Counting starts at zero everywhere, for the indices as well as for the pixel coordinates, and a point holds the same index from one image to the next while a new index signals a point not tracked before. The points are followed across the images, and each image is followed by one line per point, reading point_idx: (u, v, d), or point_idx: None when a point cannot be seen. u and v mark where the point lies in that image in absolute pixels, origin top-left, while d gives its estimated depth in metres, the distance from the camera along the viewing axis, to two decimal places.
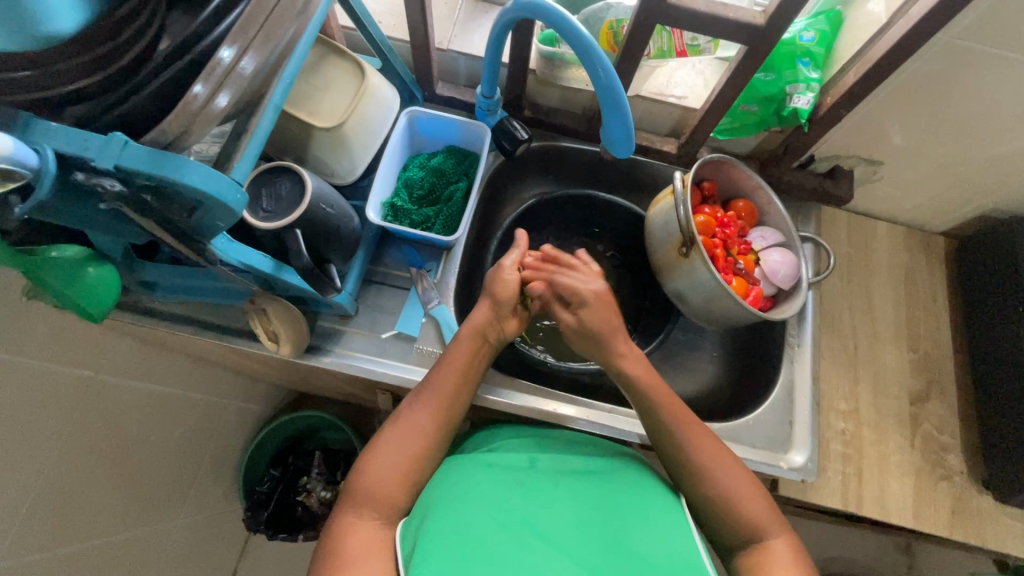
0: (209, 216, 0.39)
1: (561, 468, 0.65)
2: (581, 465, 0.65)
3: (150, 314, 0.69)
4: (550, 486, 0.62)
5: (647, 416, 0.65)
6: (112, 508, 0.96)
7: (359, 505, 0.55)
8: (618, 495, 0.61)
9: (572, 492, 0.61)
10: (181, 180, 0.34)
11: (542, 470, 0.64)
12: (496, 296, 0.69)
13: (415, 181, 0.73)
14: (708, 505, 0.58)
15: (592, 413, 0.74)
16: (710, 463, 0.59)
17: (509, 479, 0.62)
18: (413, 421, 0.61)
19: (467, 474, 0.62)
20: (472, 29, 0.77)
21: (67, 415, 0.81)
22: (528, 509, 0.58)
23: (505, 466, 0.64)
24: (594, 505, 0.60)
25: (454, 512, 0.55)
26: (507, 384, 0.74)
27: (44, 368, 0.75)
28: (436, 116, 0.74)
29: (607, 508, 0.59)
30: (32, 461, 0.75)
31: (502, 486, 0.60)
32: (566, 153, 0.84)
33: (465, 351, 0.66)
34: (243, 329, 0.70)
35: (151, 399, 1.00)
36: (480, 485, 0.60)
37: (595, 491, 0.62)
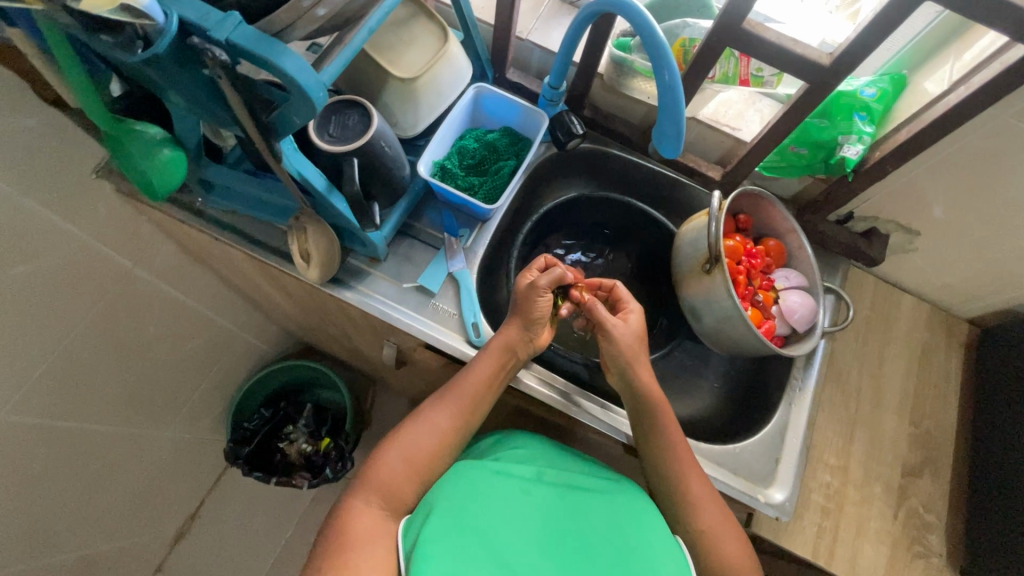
0: (294, 109, 0.43)
1: (566, 482, 0.66)
2: (588, 484, 0.66)
3: (199, 216, 0.73)
4: (552, 500, 0.63)
5: (646, 434, 0.67)
6: (113, 400, 1.01)
7: (370, 492, 0.58)
8: (618, 514, 0.61)
9: (576, 508, 0.62)
10: (278, 64, 0.38)
11: (547, 485, 0.65)
12: (527, 316, 0.68)
13: (468, 150, 0.77)
14: (694, 533, 0.61)
15: (586, 403, 0.74)
16: (694, 501, 0.62)
17: (515, 487, 0.63)
18: (433, 423, 0.64)
19: (475, 474, 0.64)
20: (553, 25, 0.82)
21: (99, 294, 0.86)
22: (526, 519, 0.60)
23: (512, 474, 0.66)
24: (592, 528, 0.59)
25: (455, 507, 0.58)
26: None
27: (94, 246, 0.80)
28: (501, 95, 0.78)
29: (605, 521, 0.60)
30: (56, 325, 0.80)
31: (506, 495, 0.62)
32: (611, 159, 0.87)
33: (491, 363, 0.67)
34: (279, 249, 0.73)
35: (175, 306, 1.05)
36: (481, 487, 0.62)
37: (592, 506, 0.62)
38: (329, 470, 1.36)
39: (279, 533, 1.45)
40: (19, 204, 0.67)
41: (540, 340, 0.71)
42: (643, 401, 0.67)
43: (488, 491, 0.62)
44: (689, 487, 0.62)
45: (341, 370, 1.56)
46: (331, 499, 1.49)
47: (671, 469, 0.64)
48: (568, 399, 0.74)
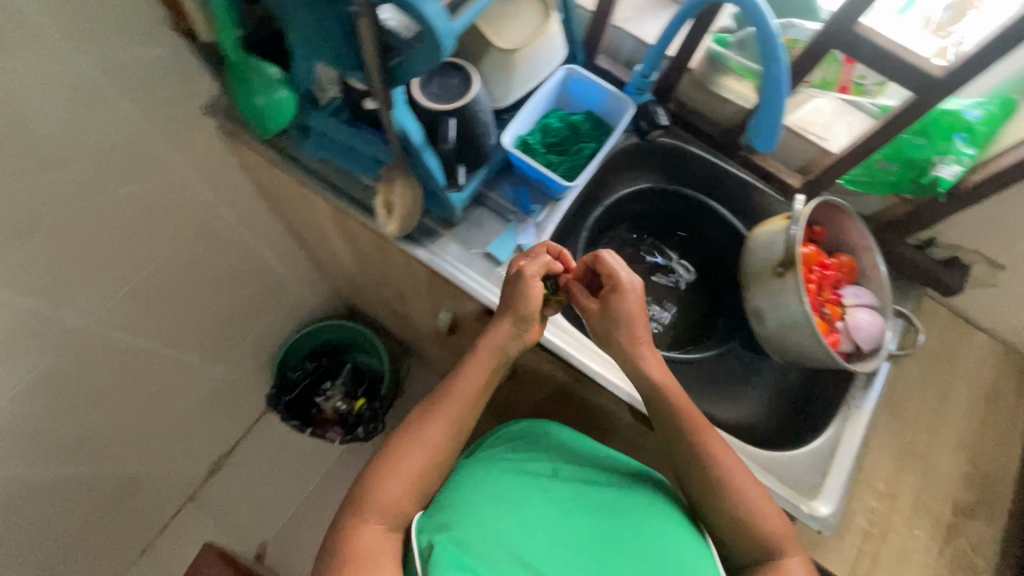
0: (420, 54, 0.45)
1: (582, 478, 0.66)
2: (604, 480, 0.66)
3: (292, 161, 0.78)
4: (571, 497, 0.63)
5: (668, 431, 0.65)
6: (180, 329, 1.07)
7: (372, 510, 0.59)
8: (637, 509, 0.62)
9: (595, 506, 0.62)
10: (420, 8, 0.41)
11: (562, 481, 0.65)
12: (516, 309, 0.66)
13: (552, 129, 0.79)
14: (733, 524, 0.60)
15: (638, 387, 0.74)
16: (733, 486, 0.61)
17: (532, 484, 0.64)
18: (428, 436, 0.63)
19: (491, 474, 0.65)
20: (649, 16, 0.82)
21: (187, 226, 0.91)
22: (542, 516, 0.60)
23: (525, 469, 0.66)
24: (613, 524, 0.60)
25: (474, 507, 0.59)
26: (567, 331, 0.77)
27: (191, 179, 0.86)
28: (591, 80, 0.79)
29: (625, 516, 0.61)
30: (147, 247, 0.86)
31: (523, 489, 0.63)
32: (690, 159, 0.85)
33: (485, 359, 0.67)
34: (360, 201, 0.77)
35: (247, 250, 1.11)
36: (494, 485, 0.63)
37: (613, 503, 0.63)
38: (361, 430, 1.44)
39: (305, 483, 1.51)
40: (138, 127, 0.72)
41: (532, 334, 0.68)
42: (657, 395, 0.65)
43: (504, 488, 0.62)
44: (723, 473, 0.61)
45: (384, 338, 1.61)
46: (358, 458, 1.54)
47: (700, 463, 0.62)
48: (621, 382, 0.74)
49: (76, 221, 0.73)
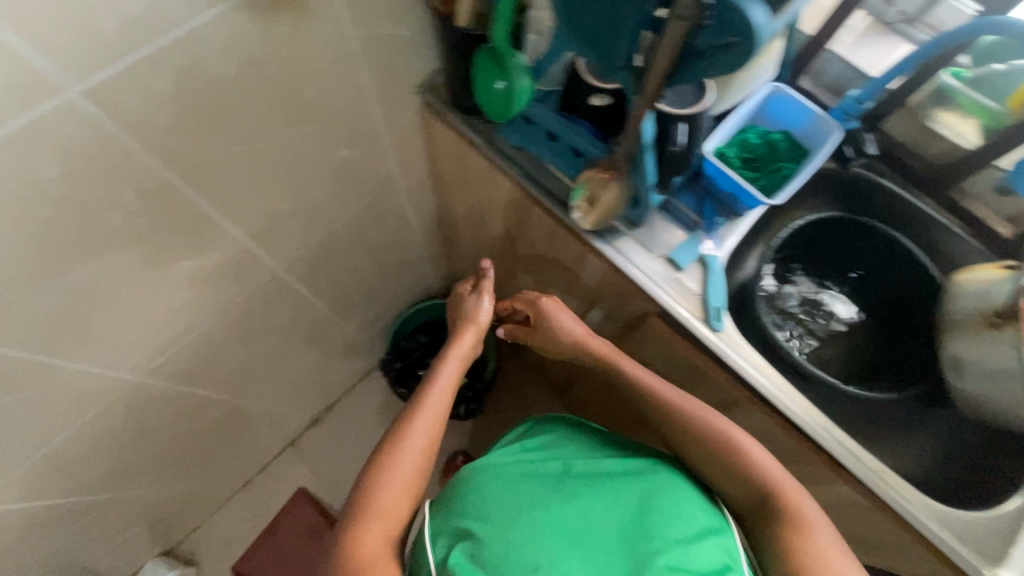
0: (723, 60, 0.46)
1: (594, 471, 0.64)
2: (616, 469, 0.65)
3: (492, 146, 0.82)
4: (585, 490, 0.61)
5: (675, 421, 0.68)
6: (335, 289, 1.16)
7: (375, 518, 0.59)
8: (650, 493, 0.61)
9: (609, 495, 0.60)
10: (748, 13, 0.42)
11: (573, 475, 0.64)
12: (478, 323, 0.80)
13: (750, 145, 0.79)
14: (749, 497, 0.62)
15: (819, 418, 0.71)
16: (755, 469, 0.63)
17: (545, 483, 0.62)
18: (418, 435, 0.65)
19: (502, 475, 0.63)
20: (860, 45, 0.82)
21: (371, 195, 0.99)
22: (558, 506, 0.58)
23: (528, 460, 0.66)
24: (630, 512, 0.59)
25: (490, 510, 0.58)
26: (744, 347, 0.74)
27: (389, 153, 0.93)
28: (797, 101, 0.78)
29: (638, 503, 0.60)
30: (338, 208, 0.94)
31: (533, 489, 0.61)
32: (883, 193, 0.82)
33: (453, 366, 0.75)
34: (551, 191, 0.80)
35: (405, 226, 1.18)
36: (507, 488, 0.61)
37: (627, 491, 0.61)
38: (462, 408, 1.52)
39: None
40: (368, 96, 0.78)
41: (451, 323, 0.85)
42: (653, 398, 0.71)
43: (517, 483, 0.62)
44: (739, 449, 0.64)
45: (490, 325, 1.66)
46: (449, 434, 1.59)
47: (713, 450, 0.65)
48: (798, 408, 0.71)
49: (301, 175, 0.80)
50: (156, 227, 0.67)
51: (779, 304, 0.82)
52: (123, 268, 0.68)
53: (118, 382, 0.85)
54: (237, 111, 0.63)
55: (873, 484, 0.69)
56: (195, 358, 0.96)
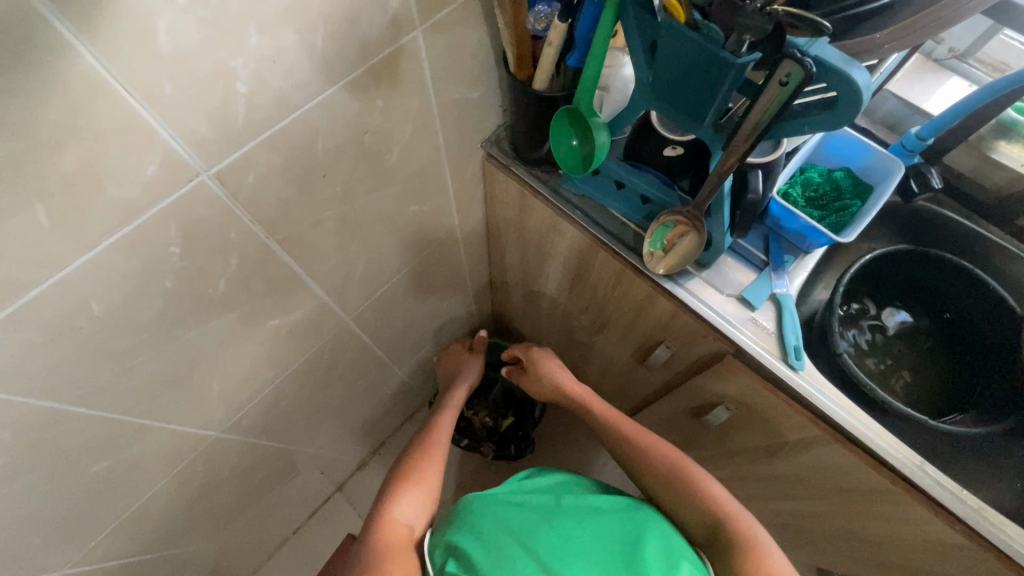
0: (825, 119, 0.48)
1: (583, 505, 0.71)
2: (604, 504, 0.72)
3: (557, 195, 0.85)
4: (575, 523, 0.67)
5: (661, 468, 0.77)
6: (393, 336, 1.18)
7: (393, 547, 0.66)
8: (636, 523, 0.68)
9: (598, 528, 0.67)
10: (854, 78, 0.44)
11: (564, 506, 0.71)
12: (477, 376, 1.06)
13: (813, 184, 0.81)
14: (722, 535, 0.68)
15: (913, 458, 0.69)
16: (732, 514, 0.69)
17: (540, 515, 0.68)
18: (429, 473, 0.78)
19: (500, 508, 0.69)
20: (915, 81, 0.84)
21: (434, 245, 1.02)
22: (552, 536, 0.64)
23: (520, 495, 0.73)
24: (615, 540, 0.65)
25: (491, 536, 0.63)
26: (827, 385, 0.73)
27: (453, 206, 0.96)
28: (858, 139, 0.80)
29: (623, 535, 0.66)
30: (404, 261, 0.97)
31: (530, 519, 0.67)
32: (947, 225, 0.83)
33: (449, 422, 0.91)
34: (618, 236, 0.82)
35: (460, 272, 1.21)
36: (505, 517, 0.67)
37: (613, 526, 0.67)
38: (512, 449, 1.49)
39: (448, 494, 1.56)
40: (439, 156, 0.81)
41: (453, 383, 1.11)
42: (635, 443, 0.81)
43: (510, 511, 0.69)
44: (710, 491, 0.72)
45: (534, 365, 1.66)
46: (496, 476, 1.58)
47: (689, 494, 0.73)
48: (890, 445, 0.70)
49: (377, 233, 0.84)
50: (250, 292, 0.70)
51: (859, 337, 0.84)
52: (219, 331, 0.70)
53: (198, 440, 0.86)
54: (330, 181, 0.67)
55: (977, 525, 0.66)
56: (265, 413, 0.98)
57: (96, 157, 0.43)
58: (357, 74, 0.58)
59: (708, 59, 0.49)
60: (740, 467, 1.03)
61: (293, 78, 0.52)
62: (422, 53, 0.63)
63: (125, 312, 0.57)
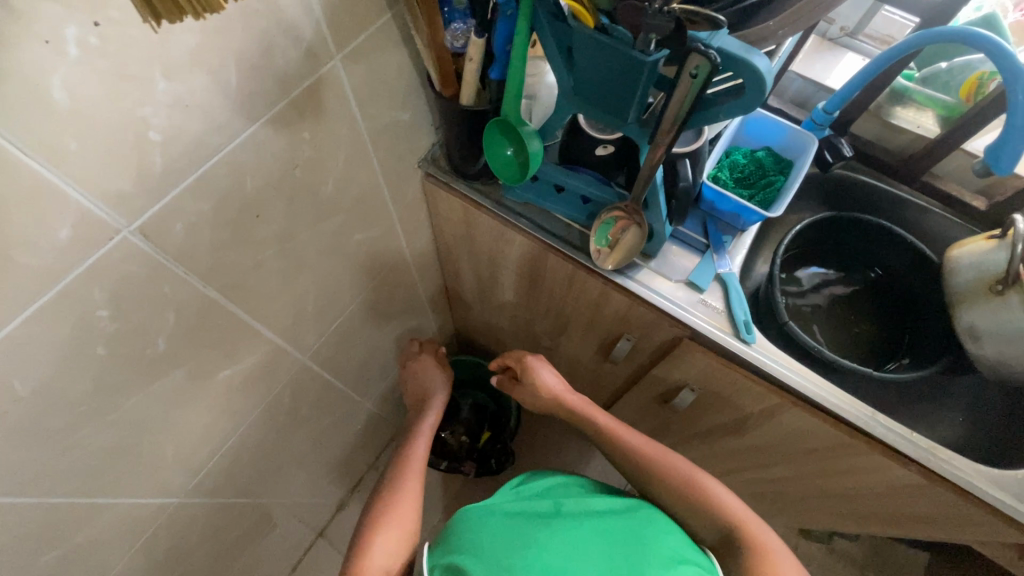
0: (735, 105, 0.51)
1: (584, 506, 0.71)
2: (607, 507, 0.71)
3: (500, 205, 0.85)
4: (577, 525, 0.67)
5: (667, 475, 0.77)
6: (356, 367, 1.16)
7: None
8: (639, 526, 0.67)
9: (601, 528, 0.66)
10: (757, 66, 0.47)
11: (566, 511, 0.70)
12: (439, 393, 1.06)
13: (738, 165, 0.85)
14: (730, 540, 0.69)
15: (875, 417, 0.73)
16: (740, 520, 0.70)
17: (541, 520, 0.68)
18: (408, 498, 0.77)
19: (500, 518, 0.68)
20: (815, 61, 0.91)
21: (383, 271, 1.00)
22: (555, 539, 0.64)
23: (522, 502, 0.73)
24: (618, 540, 0.65)
25: (492, 544, 0.63)
26: (780, 354, 0.77)
27: (399, 229, 0.96)
28: (773, 119, 0.85)
29: (625, 534, 0.66)
30: (355, 290, 0.95)
31: (531, 526, 0.66)
32: (863, 188, 0.90)
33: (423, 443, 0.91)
34: (565, 238, 0.83)
35: (416, 292, 1.19)
36: (506, 526, 0.66)
37: (614, 525, 0.67)
38: (493, 462, 1.47)
39: (436, 519, 1.53)
40: (377, 181, 0.81)
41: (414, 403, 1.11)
42: (641, 455, 0.81)
43: (511, 521, 0.67)
44: (718, 498, 0.73)
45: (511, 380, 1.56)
46: (482, 494, 1.56)
47: (698, 503, 0.73)
48: (849, 405, 0.73)
49: (323, 267, 0.82)
50: (196, 345, 0.67)
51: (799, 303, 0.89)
52: (166, 391, 0.67)
53: (159, 510, 0.81)
54: (266, 220, 0.65)
55: (928, 462, 0.71)
56: (230, 468, 0.94)
57: (2, 229, 0.41)
58: (279, 110, 0.57)
59: (622, 62, 0.51)
60: (714, 443, 1.06)
61: (210, 121, 0.51)
62: (343, 82, 0.62)
63: (57, 388, 0.53)
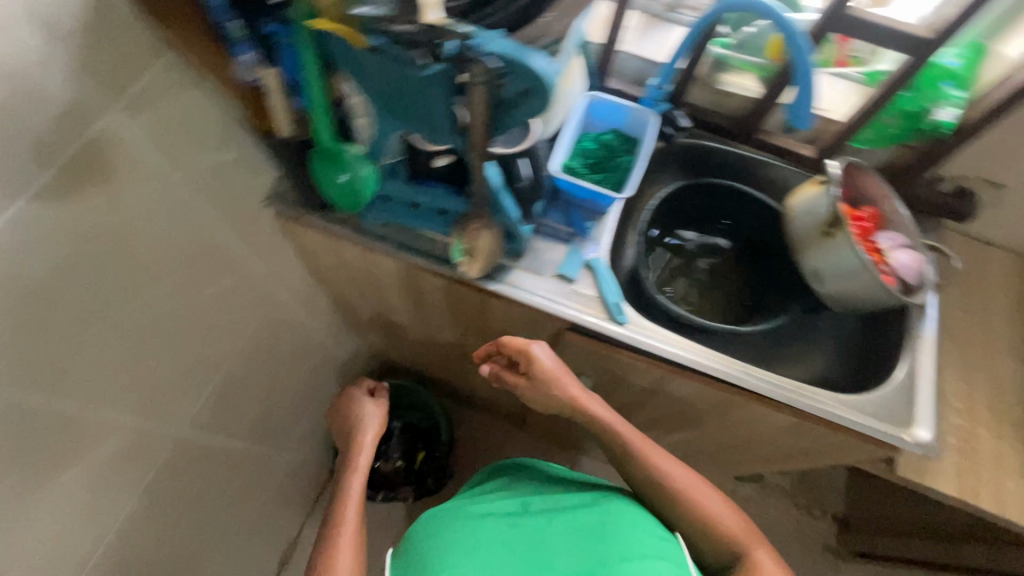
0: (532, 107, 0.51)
1: (554, 503, 0.72)
2: (577, 501, 0.72)
3: (358, 230, 0.81)
4: (541, 524, 0.69)
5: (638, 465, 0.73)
6: (253, 421, 1.08)
7: None
8: (604, 517, 0.67)
9: (565, 524, 0.68)
10: (536, 68, 0.47)
11: (534, 510, 0.72)
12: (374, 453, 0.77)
13: (588, 151, 0.86)
14: (701, 532, 0.68)
15: (752, 375, 0.77)
16: (716, 515, 0.68)
17: (506, 522, 0.70)
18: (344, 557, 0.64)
19: (466, 517, 0.72)
20: (644, 37, 0.92)
21: (253, 318, 0.93)
22: (516, 539, 0.66)
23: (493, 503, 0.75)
24: (581, 533, 0.66)
25: (449, 543, 0.66)
26: (653, 329, 0.79)
27: (258, 271, 0.89)
28: (613, 101, 0.86)
29: (590, 525, 0.66)
30: (223, 345, 0.88)
31: (495, 525, 0.69)
32: (710, 152, 0.94)
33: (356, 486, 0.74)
34: (430, 252, 0.80)
35: (303, 328, 1.13)
36: (469, 526, 0.69)
37: (580, 518, 0.68)
38: (430, 481, 1.47)
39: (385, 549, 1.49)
40: (211, 229, 0.74)
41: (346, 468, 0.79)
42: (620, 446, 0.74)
43: (475, 521, 0.70)
44: (693, 495, 0.69)
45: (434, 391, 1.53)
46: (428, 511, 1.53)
47: (676, 500, 0.69)
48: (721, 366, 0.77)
49: (170, 332, 0.75)
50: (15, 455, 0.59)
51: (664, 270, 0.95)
52: None
53: None
54: (67, 301, 0.58)
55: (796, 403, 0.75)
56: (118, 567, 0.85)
57: None
58: (40, 183, 0.50)
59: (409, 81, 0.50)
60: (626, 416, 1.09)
61: None
62: (124, 137, 0.56)
63: None
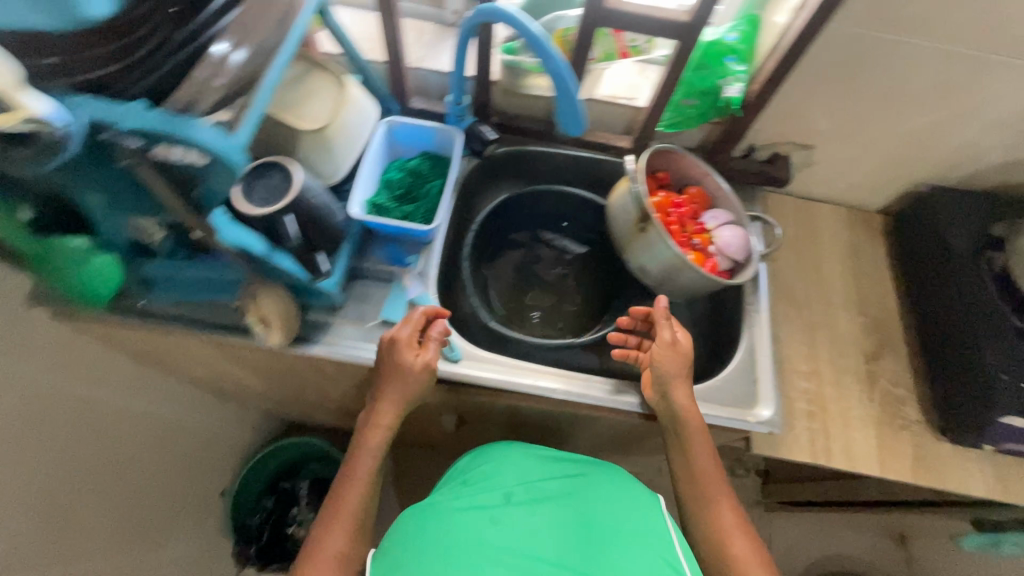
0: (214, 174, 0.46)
1: (536, 493, 0.66)
2: (558, 489, 0.67)
3: (146, 315, 0.71)
4: (528, 517, 0.62)
5: (676, 444, 0.70)
6: (104, 534, 0.96)
7: None
8: (596, 505, 0.64)
9: (554, 518, 0.62)
10: (191, 135, 0.42)
11: (517, 501, 0.65)
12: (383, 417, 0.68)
13: (395, 182, 0.80)
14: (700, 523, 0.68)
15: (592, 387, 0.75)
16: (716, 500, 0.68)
17: (484, 515, 0.61)
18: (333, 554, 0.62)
19: (443, 514, 0.62)
20: (438, 49, 0.86)
21: (59, 429, 0.82)
22: (511, 534, 0.59)
23: (469, 495, 0.66)
24: (576, 526, 0.61)
25: (429, 549, 0.56)
26: (488, 362, 0.75)
27: (48, 379, 0.77)
28: (412, 124, 0.81)
29: (589, 514, 0.62)
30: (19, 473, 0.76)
31: (478, 521, 0.60)
32: (532, 157, 0.91)
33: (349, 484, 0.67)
34: (235, 323, 0.72)
35: (148, 419, 1.01)
36: (450, 524, 0.60)
37: (571, 509, 0.63)
38: None
39: None
40: None
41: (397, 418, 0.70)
42: (685, 430, 0.69)
43: (459, 519, 0.61)
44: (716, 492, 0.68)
45: (332, 437, 1.40)
46: None
47: (704, 489, 0.68)
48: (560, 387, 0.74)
49: None
50: None
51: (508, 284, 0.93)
52: None
53: None
54: None
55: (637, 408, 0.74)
56: None
57: None
58: None
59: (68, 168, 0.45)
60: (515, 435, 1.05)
61: None
62: None
63: None
